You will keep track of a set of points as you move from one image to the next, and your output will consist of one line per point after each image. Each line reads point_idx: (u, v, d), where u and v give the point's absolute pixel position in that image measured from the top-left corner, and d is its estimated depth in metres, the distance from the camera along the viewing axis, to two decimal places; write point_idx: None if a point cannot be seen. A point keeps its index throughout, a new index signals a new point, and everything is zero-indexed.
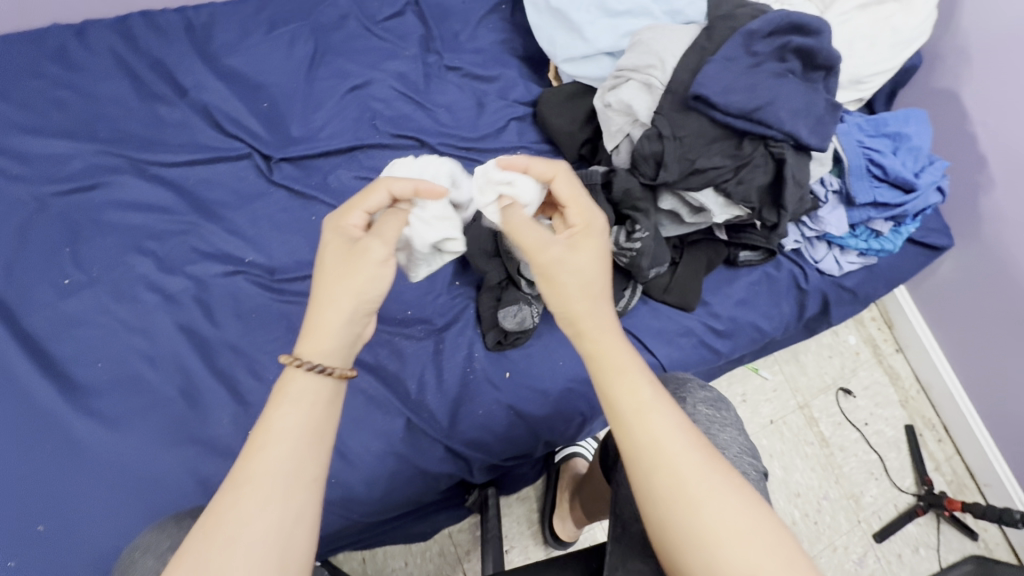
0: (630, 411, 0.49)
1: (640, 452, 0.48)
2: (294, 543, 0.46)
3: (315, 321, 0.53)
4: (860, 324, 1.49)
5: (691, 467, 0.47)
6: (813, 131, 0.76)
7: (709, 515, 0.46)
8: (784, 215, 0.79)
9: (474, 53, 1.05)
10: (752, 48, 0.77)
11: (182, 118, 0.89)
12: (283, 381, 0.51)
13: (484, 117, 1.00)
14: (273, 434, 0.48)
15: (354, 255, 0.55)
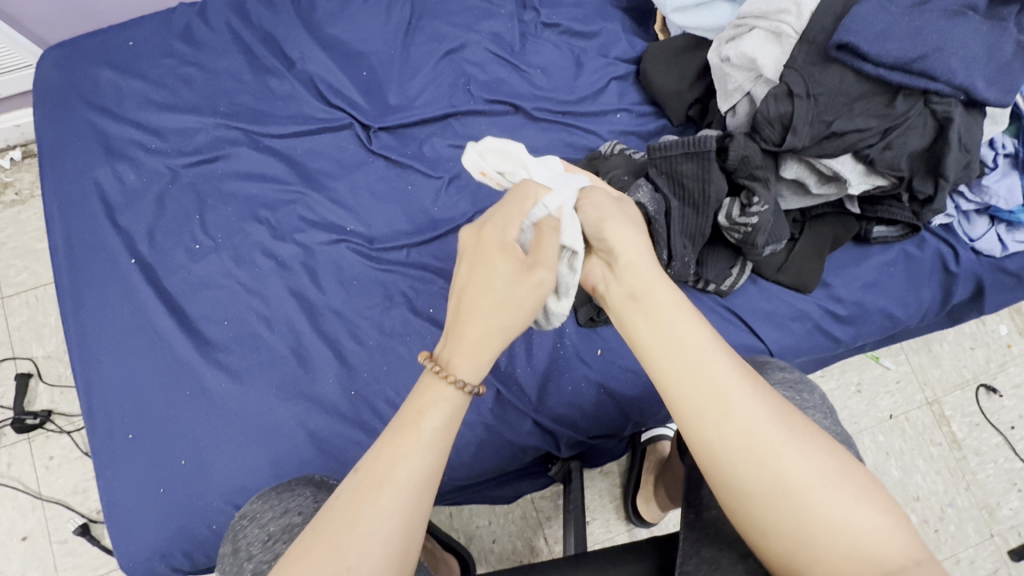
0: (684, 359, 0.49)
1: (706, 399, 0.47)
2: (415, 534, 0.48)
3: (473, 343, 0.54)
4: (1015, 313, 1.27)
5: (757, 411, 0.46)
6: (995, 83, 0.63)
7: (784, 460, 0.44)
8: (943, 186, 0.67)
9: (574, 7, 0.98)
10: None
11: (291, 91, 0.93)
12: (428, 386, 0.52)
13: (582, 78, 0.94)
14: (420, 435, 0.50)
15: (526, 282, 0.55)
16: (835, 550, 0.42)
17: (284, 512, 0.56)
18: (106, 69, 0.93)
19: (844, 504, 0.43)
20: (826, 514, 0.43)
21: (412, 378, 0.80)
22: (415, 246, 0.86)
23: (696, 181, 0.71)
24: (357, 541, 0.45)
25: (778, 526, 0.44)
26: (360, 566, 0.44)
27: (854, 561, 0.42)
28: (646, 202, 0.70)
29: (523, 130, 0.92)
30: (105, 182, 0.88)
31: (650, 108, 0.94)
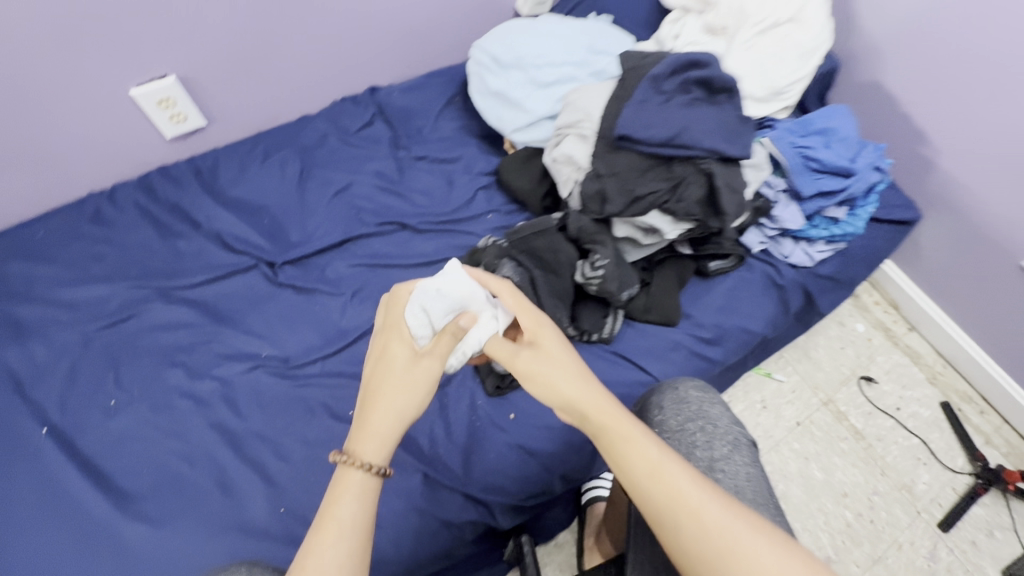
0: (643, 479, 0.55)
1: (673, 509, 0.53)
2: None
3: (367, 424, 0.61)
4: (865, 311, 1.50)
5: (721, 519, 0.52)
6: (734, 144, 0.86)
7: (751, 559, 0.49)
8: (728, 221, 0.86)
9: (437, 141, 1.21)
10: (660, 87, 0.86)
11: (199, 247, 1.04)
12: (341, 477, 0.58)
13: (454, 194, 1.14)
14: (335, 529, 0.55)
15: (419, 369, 0.64)
16: None
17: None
18: (16, 260, 1.01)
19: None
20: None
21: None
22: (328, 358, 0.95)
23: (549, 252, 0.89)
24: None
25: None
26: None
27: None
28: (512, 276, 0.87)
29: (412, 242, 1.08)
30: (14, 362, 0.92)
31: (514, 205, 1.14)
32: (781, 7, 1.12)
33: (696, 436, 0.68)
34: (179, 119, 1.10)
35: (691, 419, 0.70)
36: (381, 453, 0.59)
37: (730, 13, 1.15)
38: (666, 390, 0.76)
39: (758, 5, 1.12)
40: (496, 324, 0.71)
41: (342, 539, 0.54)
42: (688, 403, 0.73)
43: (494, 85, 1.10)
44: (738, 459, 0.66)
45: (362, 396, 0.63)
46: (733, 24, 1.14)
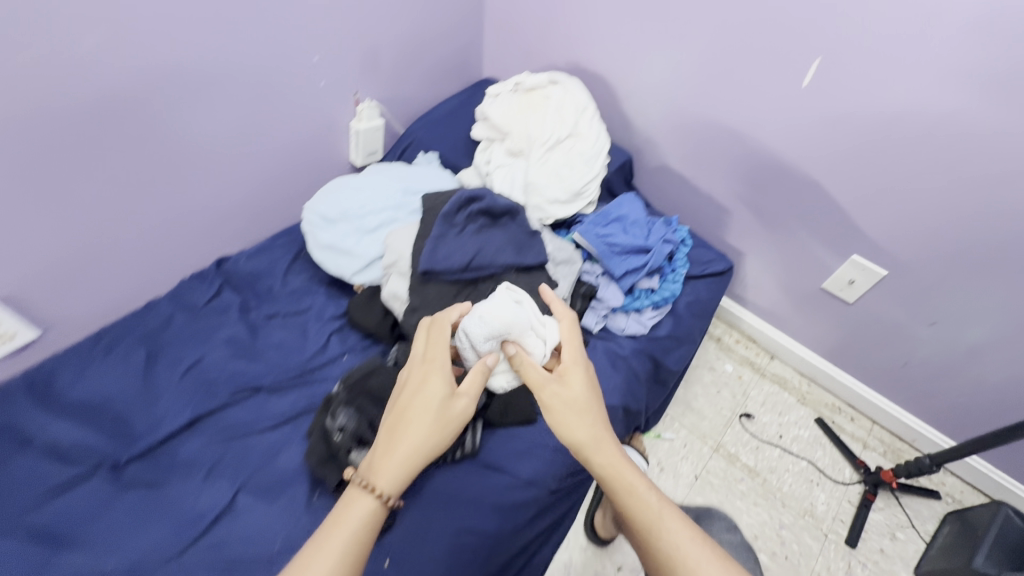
0: (650, 526, 0.70)
1: (670, 555, 0.67)
2: None
3: (395, 451, 0.74)
4: (729, 351, 1.64)
5: (710, 568, 0.65)
6: (524, 255, 0.99)
7: None
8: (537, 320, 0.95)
9: (287, 296, 1.26)
10: (451, 222, 0.98)
11: (27, 465, 0.96)
12: (355, 496, 0.71)
13: (307, 344, 1.17)
14: (347, 528, 0.68)
15: (445, 419, 0.76)
16: None
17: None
18: None
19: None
20: None
21: None
22: (183, 553, 0.89)
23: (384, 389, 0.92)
24: None
25: None
26: None
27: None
28: (350, 425, 0.89)
29: (269, 403, 1.08)
30: None
31: (369, 340, 1.19)
32: (562, 125, 1.32)
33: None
34: (6, 338, 1.05)
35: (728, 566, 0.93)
36: (393, 483, 0.71)
37: (523, 137, 1.35)
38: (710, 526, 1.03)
39: (542, 128, 1.32)
40: (541, 349, 0.89)
41: (351, 542, 0.67)
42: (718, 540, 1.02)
43: (325, 240, 1.18)
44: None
45: (388, 423, 0.76)
46: (527, 146, 1.33)
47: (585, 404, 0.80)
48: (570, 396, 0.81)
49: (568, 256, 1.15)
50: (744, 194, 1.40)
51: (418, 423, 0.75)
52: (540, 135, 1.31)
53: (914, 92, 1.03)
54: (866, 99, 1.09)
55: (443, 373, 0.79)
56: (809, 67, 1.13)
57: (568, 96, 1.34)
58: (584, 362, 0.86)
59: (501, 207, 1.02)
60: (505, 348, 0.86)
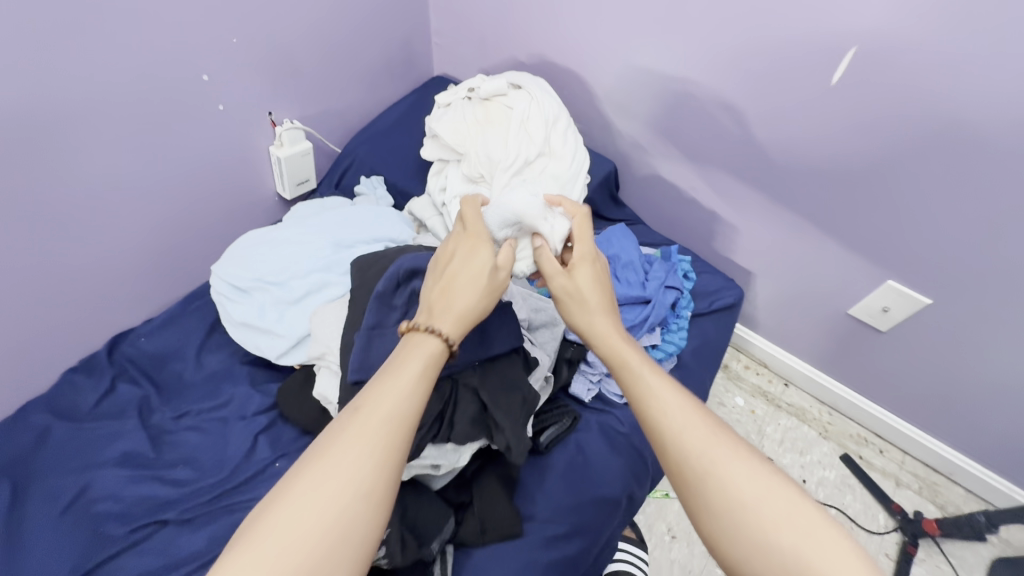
0: (677, 413, 0.57)
1: (706, 448, 0.54)
2: (350, 500, 0.48)
3: (450, 303, 0.62)
4: (738, 380, 1.43)
5: (741, 477, 0.52)
6: (487, 345, 0.75)
7: (760, 505, 0.50)
8: (507, 433, 0.72)
9: (201, 385, 1.00)
10: (388, 308, 0.73)
11: None
12: (410, 339, 0.59)
13: (228, 451, 0.93)
14: (370, 413, 0.52)
15: (492, 288, 0.65)
16: None
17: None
18: None
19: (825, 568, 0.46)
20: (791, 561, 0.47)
21: None
22: None
23: None
24: (293, 512, 0.47)
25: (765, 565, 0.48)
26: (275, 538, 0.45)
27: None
28: None
29: (178, 541, 0.84)
30: None
31: (306, 437, 0.95)
32: (530, 143, 1.06)
33: None
34: None
35: None
36: (450, 324, 0.60)
37: (482, 160, 1.08)
38: None
39: (505, 147, 1.06)
40: (554, 231, 0.78)
41: (359, 429, 0.51)
42: None
43: (238, 317, 0.92)
44: None
45: (442, 287, 0.63)
46: (489, 171, 1.07)
47: (600, 283, 0.70)
48: (586, 280, 0.69)
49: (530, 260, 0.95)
50: (752, 209, 1.17)
51: (467, 273, 0.64)
52: (504, 157, 1.06)
53: (982, 72, 0.82)
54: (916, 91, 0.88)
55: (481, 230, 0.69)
56: (844, 59, 0.91)
57: (534, 104, 1.09)
58: (599, 262, 0.74)
59: None
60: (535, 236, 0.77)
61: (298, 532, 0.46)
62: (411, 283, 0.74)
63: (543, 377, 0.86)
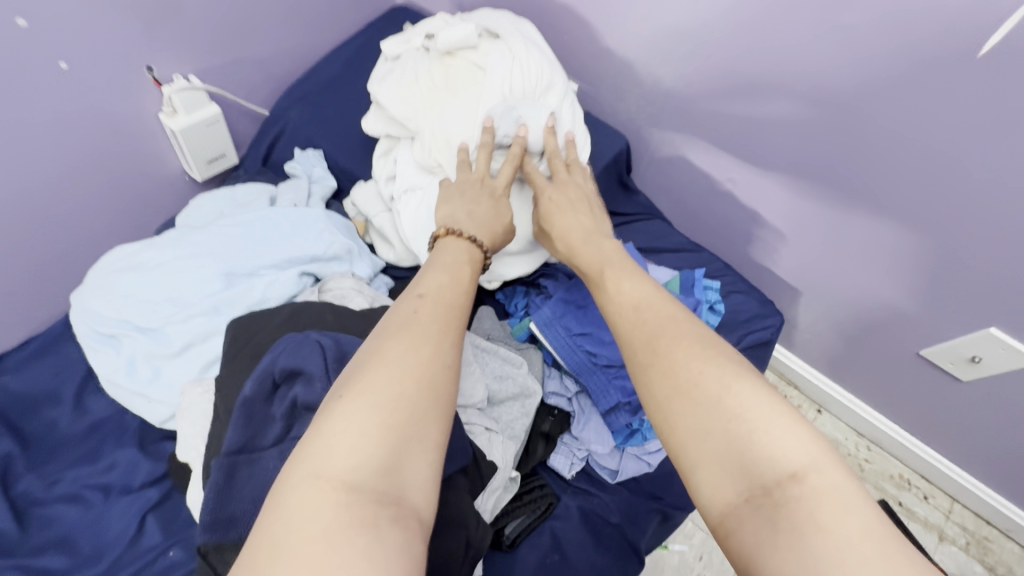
0: (641, 299, 0.52)
1: (666, 327, 0.48)
2: (436, 352, 0.43)
3: (475, 219, 0.64)
4: None
5: (699, 357, 0.45)
6: None
7: (704, 369, 0.44)
8: None
9: (83, 440, 0.80)
10: (256, 426, 0.49)
11: None
12: (445, 245, 0.58)
13: (106, 535, 0.72)
14: (436, 289, 0.49)
15: (508, 217, 0.67)
16: (730, 469, 0.40)
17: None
18: None
19: (773, 437, 0.39)
20: (733, 428, 0.41)
21: None
22: None
23: None
24: (381, 358, 0.41)
25: (708, 437, 0.41)
26: (373, 380, 0.39)
27: (784, 529, 0.36)
28: None
29: None
30: None
31: None
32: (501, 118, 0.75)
33: None
34: None
35: None
36: (479, 232, 0.62)
37: (437, 138, 0.78)
38: None
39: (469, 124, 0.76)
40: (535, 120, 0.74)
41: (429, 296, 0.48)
42: None
43: (101, 374, 0.68)
44: None
45: (464, 212, 0.64)
46: (445, 157, 0.77)
47: (587, 198, 0.70)
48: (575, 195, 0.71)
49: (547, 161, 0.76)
50: (809, 211, 0.88)
51: (487, 202, 0.66)
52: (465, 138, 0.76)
53: None
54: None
55: (492, 180, 0.69)
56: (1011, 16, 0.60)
57: (514, 66, 0.77)
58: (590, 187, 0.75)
59: None
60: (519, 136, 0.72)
61: (396, 368, 0.40)
62: (289, 386, 0.50)
63: (504, 476, 0.63)
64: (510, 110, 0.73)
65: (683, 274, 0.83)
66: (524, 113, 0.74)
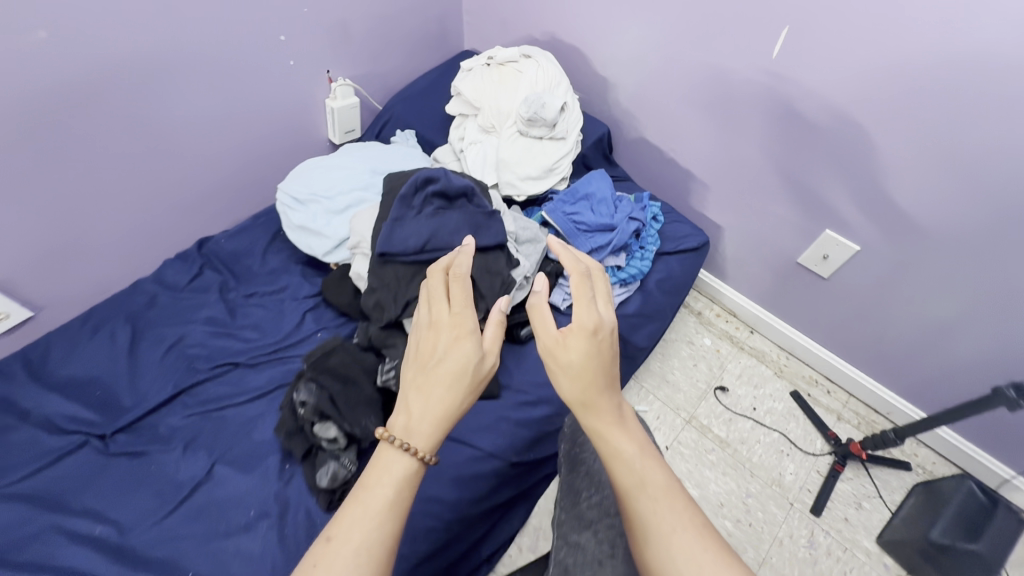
0: (607, 453, 0.65)
1: (625, 488, 0.62)
2: (379, 529, 0.57)
3: (429, 409, 0.65)
4: (709, 325, 1.65)
5: (657, 505, 0.59)
6: (479, 236, 1.00)
7: (668, 518, 0.58)
8: (487, 300, 0.98)
9: (264, 276, 1.31)
10: (409, 204, 0.99)
11: (28, 438, 1.04)
12: (383, 454, 0.62)
13: (284, 322, 1.22)
14: (393, 476, 0.61)
15: (471, 386, 0.67)
16: None
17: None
18: None
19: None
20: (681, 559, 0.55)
21: None
22: (167, 521, 0.96)
23: (343, 367, 0.97)
24: (343, 525, 0.57)
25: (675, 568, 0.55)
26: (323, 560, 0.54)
27: None
28: (306, 398, 0.94)
29: (247, 379, 1.14)
30: None
31: (342, 318, 1.24)
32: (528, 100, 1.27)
33: (865, 518, 1.32)
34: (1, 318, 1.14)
35: (852, 507, 1.34)
36: (421, 437, 0.63)
37: (492, 114, 1.33)
38: (861, 494, 1.36)
39: (511, 106, 1.31)
40: (549, 99, 1.25)
41: (392, 482, 0.61)
42: (855, 499, 1.35)
43: (296, 221, 1.21)
44: (874, 520, 1.32)
45: (420, 385, 0.66)
46: (498, 124, 1.33)
47: (601, 352, 0.69)
48: (569, 363, 0.68)
49: (558, 107, 1.25)
50: (719, 168, 1.39)
51: (438, 373, 0.66)
52: (509, 113, 1.31)
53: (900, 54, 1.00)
54: (857, 64, 1.05)
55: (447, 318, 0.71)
56: (779, 36, 1.11)
57: (539, 71, 1.32)
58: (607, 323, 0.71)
59: (458, 188, 1.03)
60: (532, 113, 1.24)
61: (348, 549, 0.55)
62: (426, 189, 1.02)
63: (523, 279, 1.09)
64: (531, 98, 1.26)
65: (636, 194, 1.31)
66: (541, 97, 1.26)
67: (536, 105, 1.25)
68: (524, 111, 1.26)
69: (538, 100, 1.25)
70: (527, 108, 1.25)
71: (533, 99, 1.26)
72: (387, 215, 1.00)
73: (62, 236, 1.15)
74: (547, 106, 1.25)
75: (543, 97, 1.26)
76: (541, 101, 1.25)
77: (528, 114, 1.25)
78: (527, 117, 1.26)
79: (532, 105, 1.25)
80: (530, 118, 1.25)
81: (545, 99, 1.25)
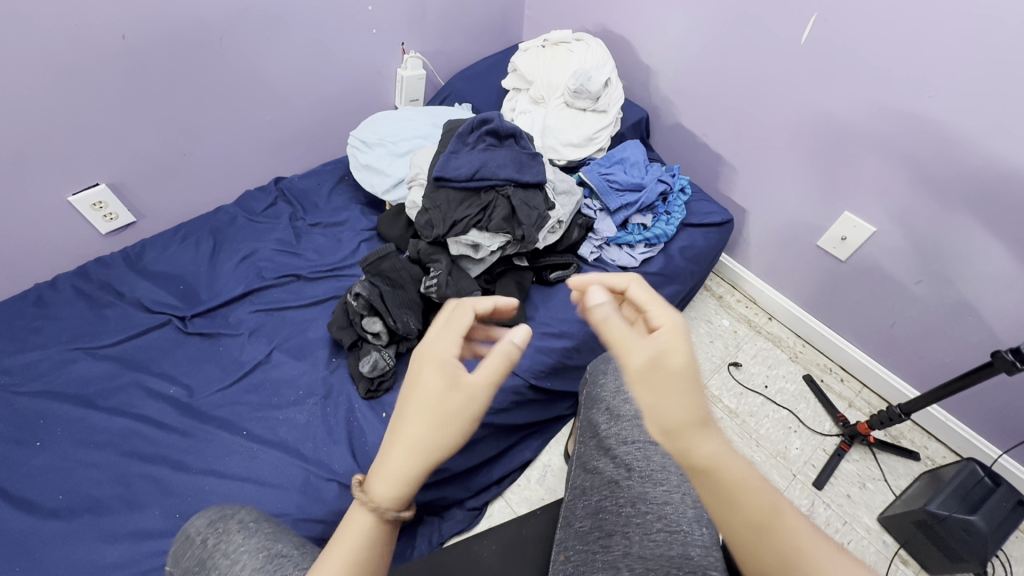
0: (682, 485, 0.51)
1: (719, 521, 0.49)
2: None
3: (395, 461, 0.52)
4: (729, 309, 1.74)
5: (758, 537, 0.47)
6: (522, 172, 1.15)
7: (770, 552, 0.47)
8: (525, 226, 1.11)
9: (329, 211, 1.49)
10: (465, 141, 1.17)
11: (122, 313, 1.22)
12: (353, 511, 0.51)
13: (341, 248, 1.39)
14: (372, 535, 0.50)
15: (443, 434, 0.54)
16: None
17: (219, 542, 0.51)
18: None
19: None
20: None
21: (236, 472, 0.99)
22: (228, 390, 1.12)
23: (393, 271, 1.12)
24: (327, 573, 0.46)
25: None
26: None
27: None
28: (361, 292, 1.10)
29: (306, 289, 1.30)
30: None
31: None
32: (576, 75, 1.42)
33: (866, 496, 1.36)
34: (111, 217, 1.35)
35: (856, 487, 1.37)
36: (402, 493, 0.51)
37: (542, 87, 1.50)
38: (866, 476, 1.39)
39: (560, 81, 1.48)
40: (596, 75, 1.39)
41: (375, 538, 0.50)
42: (859, 481, 1.38)
43: (362, 160, 1.38)
44: (875, 500, 1.35)
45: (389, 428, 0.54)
46: (547, 97, 1.50)
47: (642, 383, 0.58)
48: None
49: (602, 82, 1.39)
50: (748, 151, 1.50)
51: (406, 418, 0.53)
52: (557, 87, 1.48)
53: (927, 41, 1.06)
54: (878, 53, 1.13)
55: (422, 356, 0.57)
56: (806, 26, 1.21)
57: (589, 52, 1.47)
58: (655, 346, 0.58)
59: (507, 131, 1.19)
60: (579, 85, 1.39)
61: None
62: (481, 130, 1.19)
63: (557, 220, 1.21)
64: (579, 73, 1.40)
65: (668, 168, 1.44)
66: (588, 73, 1.40)
67: (583, 80, 1.39)
68: (571, 84, 1.40)
69: (585, 75, 1.39)
70: (575, 81, 1.40)
71: (581, 74, 1.40)
72: (446, 148, 1.17)
73: (170, 153, 1.36)
74: (593, 81, 1.38)
75: (590, 72, 1.40)
76: (587, 76, 1.39)
77: (575, 87, 1.39)
78: (573, 90, 1.40)
79: (579, 79, 1.39)
80: (576, 90, 1.40)
81: (592, 75, 1.39)
